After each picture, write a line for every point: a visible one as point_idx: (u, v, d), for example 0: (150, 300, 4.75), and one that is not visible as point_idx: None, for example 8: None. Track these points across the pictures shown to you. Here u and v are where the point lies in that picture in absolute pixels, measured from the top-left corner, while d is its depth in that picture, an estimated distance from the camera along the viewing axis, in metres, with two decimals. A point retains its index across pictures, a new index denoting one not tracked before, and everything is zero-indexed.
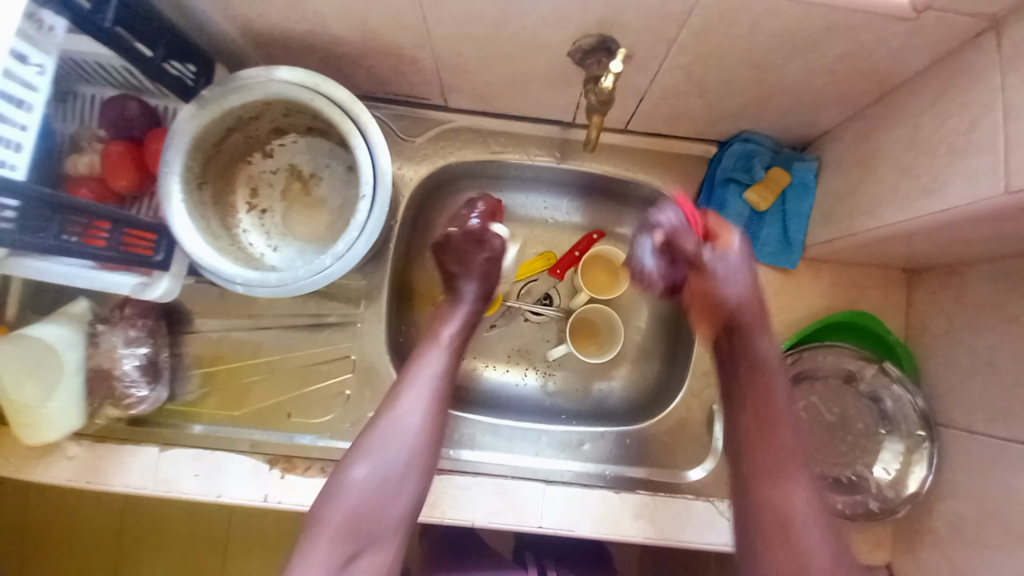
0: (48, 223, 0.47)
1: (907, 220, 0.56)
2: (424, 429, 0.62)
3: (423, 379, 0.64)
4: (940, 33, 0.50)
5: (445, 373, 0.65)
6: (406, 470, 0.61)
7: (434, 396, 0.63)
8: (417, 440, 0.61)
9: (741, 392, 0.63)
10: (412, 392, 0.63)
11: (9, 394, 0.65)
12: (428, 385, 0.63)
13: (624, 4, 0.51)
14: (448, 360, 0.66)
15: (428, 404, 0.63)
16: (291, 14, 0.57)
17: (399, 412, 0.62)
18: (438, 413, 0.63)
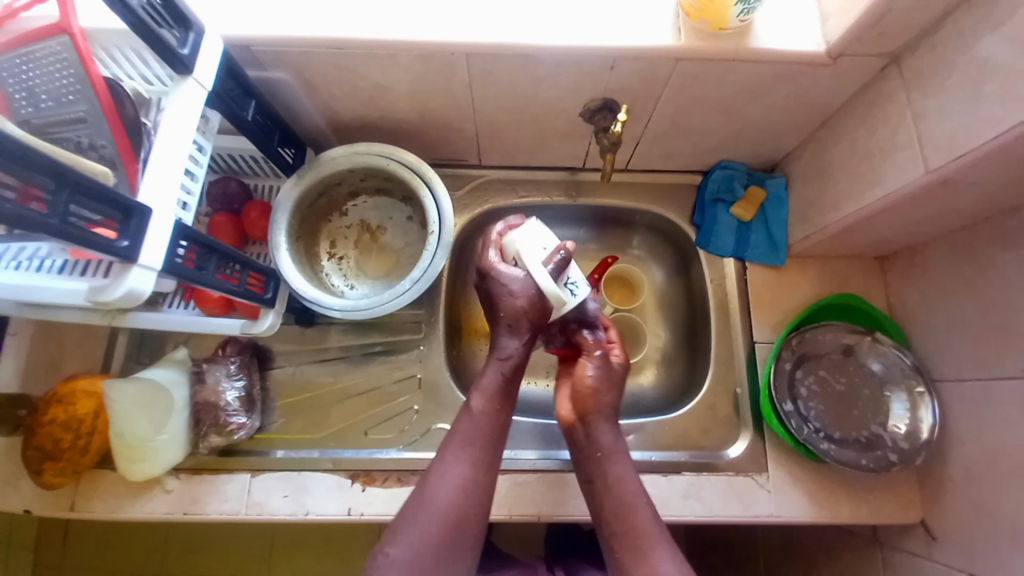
0: (206, 261, 0.60)
1: (864, 208, 0.71)
2: (482, 451, 0.66)
3: (472, 431, 0.67)
4: (856, 70, 0.68)
5: (495, 421, 0.68)
6: (460, 526, 0.62)
7: (482, 449, 0.66)
8: (465, 495, 0.63)
9: (585, 458, 0.70)
10: (462, 446, 0.66)
11: (127, 430, 0.75)
12: (476, 436, 0.67)
13: (622, 73, 0.69)
14: (498, 388, 0.69)
15: (476, 458, 0.66)
16: (373, 102, 0.76)
17: (448, 468, 0.64)
18: (489, 465, 0.66)
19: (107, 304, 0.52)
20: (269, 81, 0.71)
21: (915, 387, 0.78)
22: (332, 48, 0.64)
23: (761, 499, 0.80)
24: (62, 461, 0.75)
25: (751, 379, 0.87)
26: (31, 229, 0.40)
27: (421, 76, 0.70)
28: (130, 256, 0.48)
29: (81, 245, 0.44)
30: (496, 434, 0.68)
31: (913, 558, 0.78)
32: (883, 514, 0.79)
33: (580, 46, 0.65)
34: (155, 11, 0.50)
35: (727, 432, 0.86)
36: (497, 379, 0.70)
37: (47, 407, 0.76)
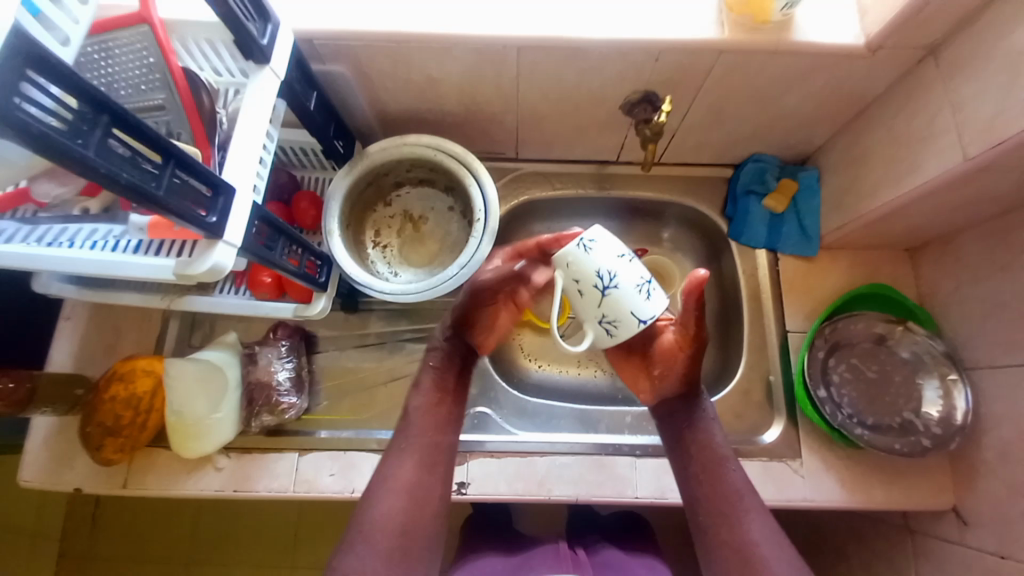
0: (276, 243, 0.66)
1: (899, 196, 0.73)
2: (428, 446, 0.66)
3: (412, 432, 0.67)
4: (894, 61, 0.70)
5: (433, 420, 0.68)
6: (413, 529, 0.61)
7: (423, 450, 0.65)
8: (414, 497, 0.62)
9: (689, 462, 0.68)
10: (403, 448, 0.66)
11: (186, 408, 0.78)
12: (415, 438, 0.66)
13: (665, 64, 0.72)
14: (434, 379, 0.71)
15: (418, 459, 0.65)
16: (423, 94, 0.79)
17: (392, 472, 0.63)
18: (434, 465, 0.65)
19: (191, 277, 0.55)
20: (328, 74, 0.75)
21: (947, 375, 0.79)
22: (392, 41, 0.68)
23: (795, 481, 0.82)
24: (121, 437, 0.78)
25: (785, 366, 0.89)
26: (139, 197, 0.43)
27: (472, 69, 0.73)
28: (217, 232, 0.51)
29: (176, 217, 0.47)
30: (438, 433, 0.67)
31: (945, 543, 0.80)
32: (916, 498, 0.80)
33: (627, 37, 0.68)
34: (244, 5, 0.53)
35: (761, 417, 0.89)
36: (431, 376, 0.71)
37: (108, 385, 0.79)
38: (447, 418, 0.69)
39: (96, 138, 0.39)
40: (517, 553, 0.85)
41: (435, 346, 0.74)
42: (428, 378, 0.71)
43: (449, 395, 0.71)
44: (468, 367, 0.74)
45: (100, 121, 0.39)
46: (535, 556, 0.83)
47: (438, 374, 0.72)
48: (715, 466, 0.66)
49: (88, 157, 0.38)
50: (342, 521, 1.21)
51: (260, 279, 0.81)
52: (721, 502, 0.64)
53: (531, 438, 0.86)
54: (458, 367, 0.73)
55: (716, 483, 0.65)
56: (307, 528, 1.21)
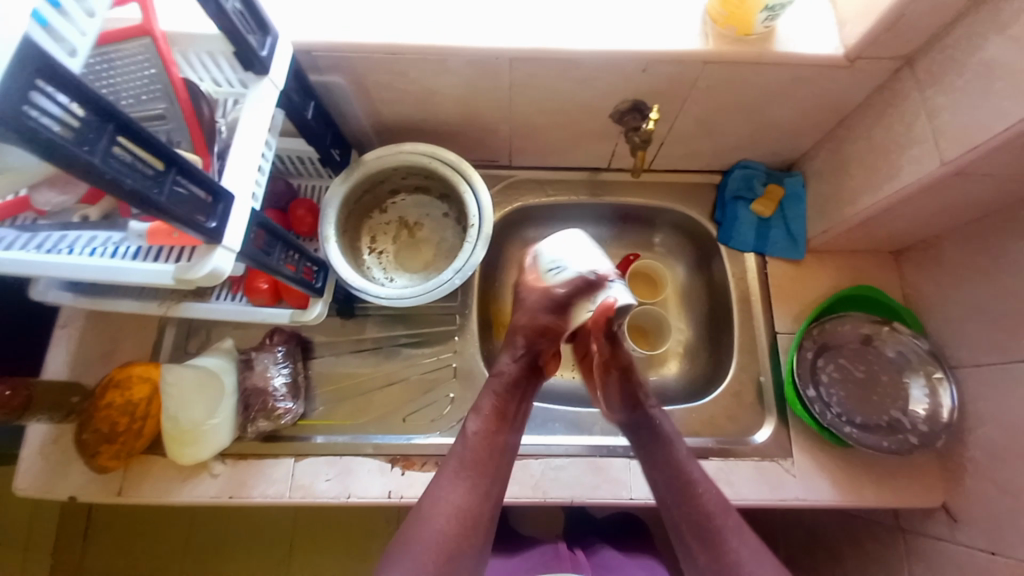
0: (273, 248, 0.66)
1: (881, 200, 0.76)
2: (479, 471, 0.68)
3: (468, 455, 0.69)
4: (873, 72, 0.73)
5: (489, 444, 0.70)
6: (458, 552, 0.63)
7: (476, 474, 0.68)
8: (463, 520, 0.64)
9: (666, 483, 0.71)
10: (455, 470, 0.68)
11: (183, 414, 0.79)
12: (471, 463, 0.68)
13: (653, 76, 0.74)
14: (493, 407, 0.72)
15: (471, 483, 0.67)
16: (419, 103, 0.81)
17: (444, 494, 0.66)
18: (486, 489, 0.67)
19: (190, 281, 0.56)
20: (325, 85, 0.77)
21: (933, 373, 0.82)
22: (389, 52, 0.70)
23: (786, 481, 0.83)
24: (118, 443, 0.78)
25: (775, 368, 0.91)
26: (142, 203, 0.44)
27: (467, 80, 0.75)
28: (215, 236, 0.52)
29: (178, 223, 0.48)
30: (493, 457, 0.69)
31: (936, 541, 0.81)
32: (906, 496, 0.82)
33: (617, 50, 0.70)
34: (245, 17, 0.55)
35: (753, 419, 0.90)
36: (492, 401, 0.73)
37: (105, 392, 0.79)
38: (504, 444, 0.71)
39: (102, 145, 0.40)
40: (516, 556, 0.86)
41: (500, 369, 0.75)
42: (489, 405, 0.72)
43: (511, 421, 0.73)
44: (530, 391, 0.76)
45: (106, 129, 0.41)
46: (534, 556, 0.85)
47: (501, 401, 0.73)
48: (693, 493, 0.70)
49: (95, 164, 0.40)
50: (339, 528, 1.21)
51: (256, 285, 0.82)
52: (731, 535, 0.67)
53: (526, 441, 0.87)
54: (525, 394, 0.75)
55: (727, 518, 0.68)
56: (302, 534, 1.20)
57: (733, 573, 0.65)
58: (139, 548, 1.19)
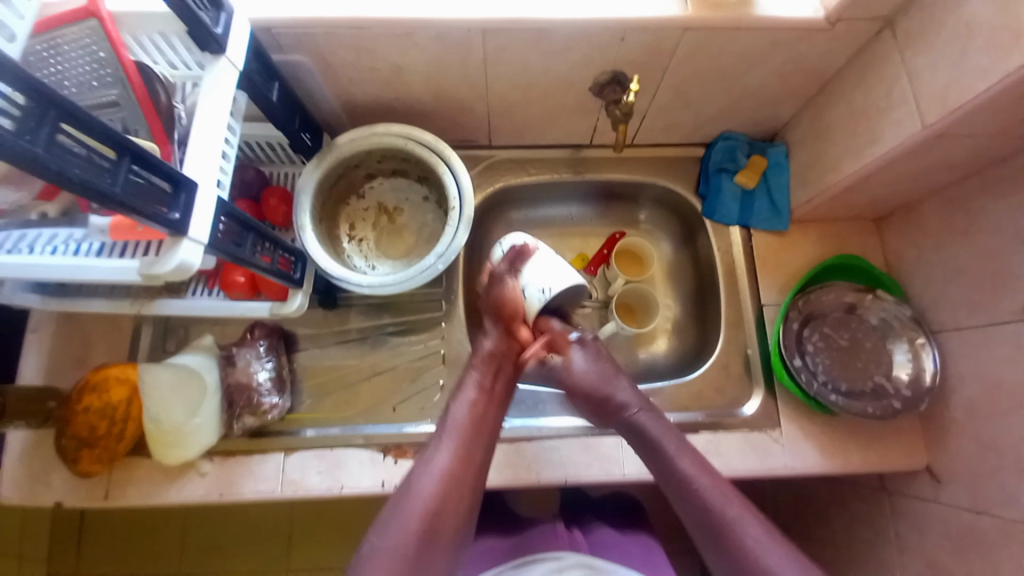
0: (245, 240, 0.64)
1: (862, 167, 0.75)
2: (466, 444, 0.67)
3: (454, 425, 0.69)
4: (852, 34, 0.71)
5: (475, 414, 0.70)
6: (443, 515, 0.62)
7: (464, 441, 0.67)
8: (449, 484, 0.64)
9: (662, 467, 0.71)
10: (443, 438, 0.68)
11: (164, 414, 0.77)
12: (457, 432, 0.68)
13: (631, 45, 0.72)
14: (480, 384, 0.72)
15: (458, 449, 0.67)
16: (391, 83, 0.78)
17: (431, 459, 0.66)
18: (472, 457, 0.67)
19: (157, 277, 0.54)
20: (289, 65, 0.73)
21: (915, 338, 0.83)
22: (354, 28, 0.67)
23: (775, 450, 0.84)
24: (98, 447, 0.76)
25: (761, 339, 0.91)
26: (96, 195, 0.42)
27: (439, 55, 0.73)
28: (180, 228, 0.50)
29: (138, 216, 0.46)
30: (479, 426, 0.69)
31: (921, 500, 0.83)
32: (891, 458, 0.83)
33: (592, 19, 0.68)
34: None
35: (742, 390, 0.90)
36: (477, 375, 0.73)
37: (80, 396, 0.77)
38: (490, 415, 0.71)
39: (45, 134, 0.38)
40: (514, 535, 0.86)
41: (481, 345, 0.76)
42: (474, 379, 0.73)
43: (497, 395, 0.73)
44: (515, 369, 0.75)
45: (47, 117, 0.38)
46: (533, 535, 0.85)
47: (486, 375, 0.73)
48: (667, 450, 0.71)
49: (38, 154, 0.37)
50: (336, 518, 1.21)
51: (233, 279, 0.79)
52: (710, 484, 0.67)
53: (519, 424, 0.87)
54: (506, 371, 0.75)
55: (703, 469, 0.68)
56: (300, 527, 1.20)
57: (720, 526, 0.64)
58: (134, 551, 1.17)
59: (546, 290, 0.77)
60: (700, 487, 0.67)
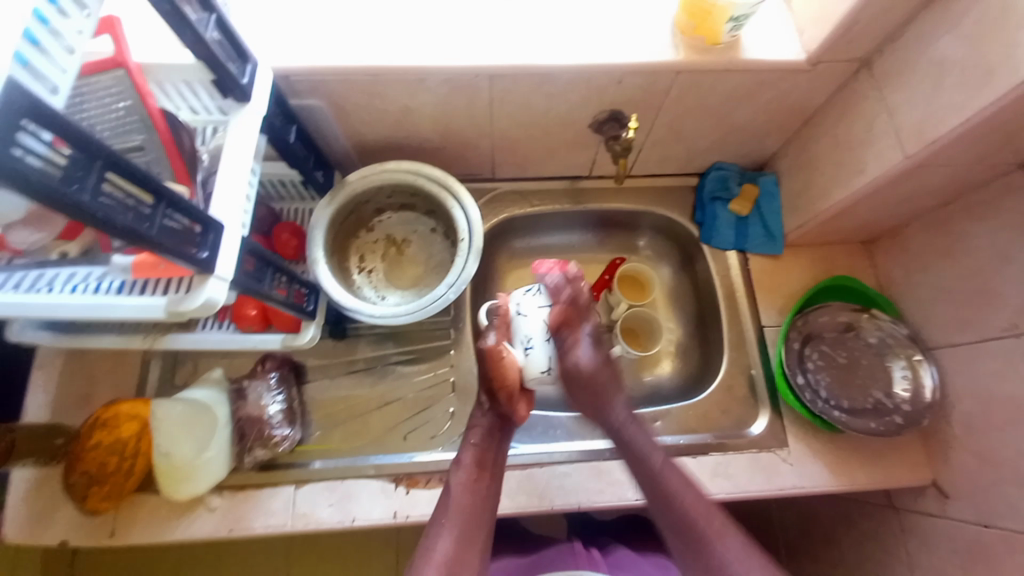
0: (265, 275, 0.67)
1: (849, 195, 0.79)
2: (462, 526, 0.68)
3: (450, 507, 0.70)
4: (833, 73, 0.77)
5: (472, 492, 0.71)
6: None
7: (462, 524, 0.68)
8: (453, 570, 0.64)
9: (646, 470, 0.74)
10: (442, 524, 0.68)
11: (172, 452, 0.77)
12: (456, 512, 0.69)
13: (628, 87, 0.77)
14: (469, 460, 0.74)
15: (457, 534, 0.67)
16: (401, 122, 0.82)
17: (432, 548, 0.66)
18: (471, 539, 0.67)
19: (184, 313, 0.56)
20: (304, 108, 0.77)
21: (912, 355, 0.85)
22: (368, 74, 0.71)
23: (781, 469, 0.86)
24: (107, 485, 0.76)
25: (763, 360, 0.93)
26: (133, 237, 0.44)
27: (448, 98, 0.77)
28: (208, 266, 0.52)
29: (167, 255, 0.48)
30: (477, 505, 0.70)
31: (928, 518, 0.84)
32: (895, 476, 0.85)
33: (591, 64, 0.72)
34: (222, 46, 0.55)
35: (748, 412, 0.92)
36: (471, 453, 0.75)
37: (91, 432, 0.77)
38: (488, 492, 0.72)
39: (91, 183, 0.40)
40: (529, 556, 0.86)
41: (476, 422, 0.79)
42: (469, 455, 0.75)
43: (490, 471, 0.74)
44: (506, 437, 0.78)
45: (94, 166, 0.40)
46: (548, 555, 0.84)
47: (479, 451, 0.76)
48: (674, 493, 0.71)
49: (84, 202, 0.39)
50: (338, 553, 1.18)
51: (245, 312, 0.81)
52: (703, 520, 0.69)
53: (531, 450, 0.87)
54: (501, 445, 0.78)
55: (694, 506, 0.70)
56: (299, 563, 1.17)
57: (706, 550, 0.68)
58: None
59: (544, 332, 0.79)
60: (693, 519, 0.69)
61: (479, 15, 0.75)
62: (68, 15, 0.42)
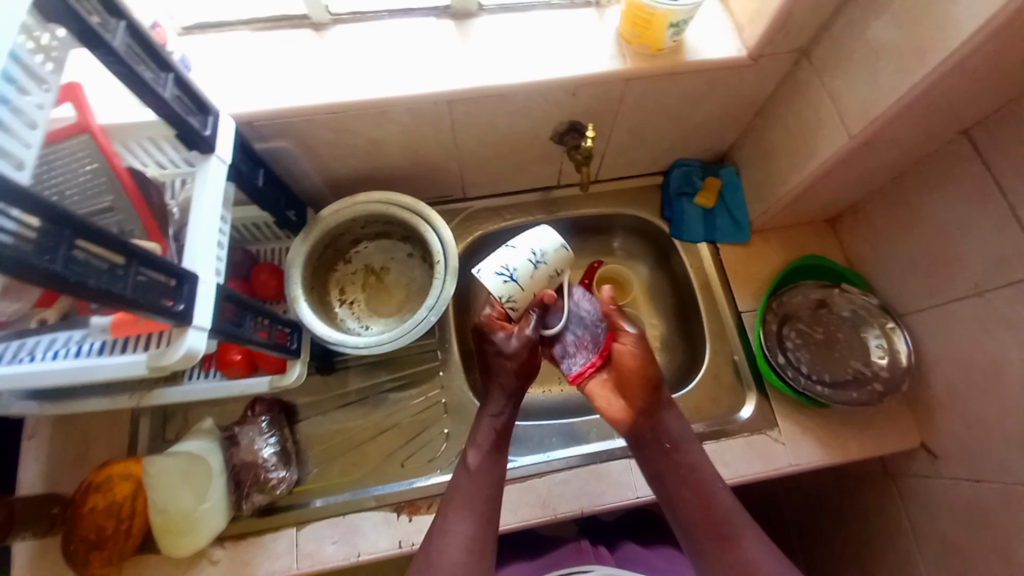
0: (245, 319, 0.67)
1: (807, 178, 0.83)
2: (476, 500, 0.69)
3: (462, 484, 0.70)
4: (776, 65, 0.80)
5: (488, 461, 0.72)
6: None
7: (475, 500, 0.69)
8: (472, 556, 0.65)
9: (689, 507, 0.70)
10: (456, 506, 0.68)
11: (169, 507, 0.76)
12: (470, 490, 0.69)
13: (584, 98, 0.80)
14: (483, 439, 0.73)
15: (474, 515, 0.68)
16: (368, 155, 0.84)
17: (449, 529, 0.67)
18: (487, 514, 0.68)
19: (164, 367, 0.56)
20: (271, 151, 0.78)
21: (886, 324, 0.88)
22: (330, 113, 0.72)
23: (776, 450, 0.87)
24: (107, 548, 0.74)
25: (746, 345, 0.96)
26: (109, 298, 0.44)
27: (411, 128, 0.79)
28: (185, 317, 0.53)
29: (144, 312, 0.48)
30: (491, 480, 0.71)
31: (924, 481, 0.86)
32: (887, 444, 0.87)
33: (545, 80, 0.75)
34: (183, 102, 0.57)
35: (738, 398, 0.94)
36: (487, 431, 0.74)
37: (84, 497, 0.76)
38: (497, 465, 0.72)
39: (63, 252, 0.41)
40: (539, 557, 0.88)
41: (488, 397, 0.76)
42: (484, 435, 0.73)
43: (503, 455, 0.73)
44: (515, 406, 0.75)
45: (64, 236, 0.41)
46: (557, 558, 0.86)
47: (493, 431, 0.73)
48: (733, 530, 0.67)
49: (58, 271, 0.40)
50: None
51: (231, 358, 0.81)
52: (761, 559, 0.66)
53: (530, 461, 0.87)
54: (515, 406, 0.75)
55: (755, 540, 0.67)
56: None
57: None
58: None
59: (534, 253, 0.70)
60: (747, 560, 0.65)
61: (432, 45, 0.77)
62: (27, 93, 0.43)
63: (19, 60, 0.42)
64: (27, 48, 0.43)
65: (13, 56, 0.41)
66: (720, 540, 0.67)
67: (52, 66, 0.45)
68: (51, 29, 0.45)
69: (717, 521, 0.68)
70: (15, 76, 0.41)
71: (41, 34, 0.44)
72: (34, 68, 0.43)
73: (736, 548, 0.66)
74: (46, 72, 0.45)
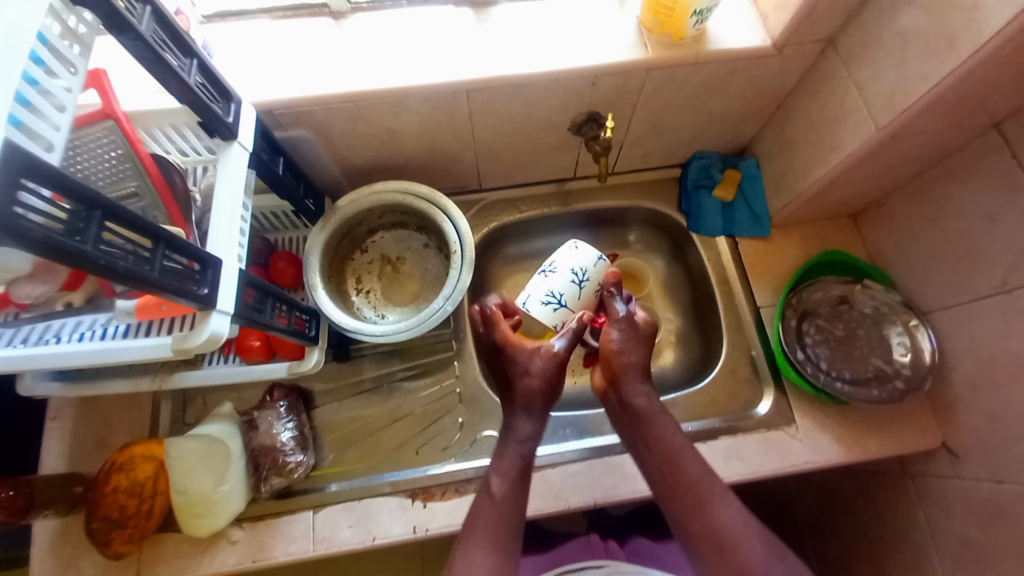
0: (265, 305, 0.68)
1: (829, 170, 0.81)
2: (500, 529, 0.67)
3: (486, 509, 0.69)
4: (800, 54, 0.78)
5: (511, 487, 0.71)
6: None
7: (497, 526, 0.67)
8: None
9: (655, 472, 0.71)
10: (478, 531, 0.66)
11: (190, 488, 0.77)
12: (492, 514, 0.68)
13: (602, 88, 0.79)
14: (507, 463, 0.73)
15: (495, 539, 0.65)
16: (385, 144, 0.84)
17: (468, 558, 0.64)
18: (507, 542, 0.66)
19: (188, 349, 0.57)
20: (290, 139, 0.79)
21: (909, 322, 0.86)
22: (348, 102, 0.73)
23: (793, 447, 0.86)
24: (128, 527, 0.76)
25: (763, 341, 0.95)
26: (136, 281, 0.45)
27: (428, 117, 0.79)
28: (210, 302, 0.54)
29: (171, 295, 0.49)
30: (514, 504, 0.69)
31: (944, 481, 0.84)
32: (906, 442, 0.85)
33: (563, 69, 0.74)
34: (206, 88, 0.57)
35: (754, 394, 0.93)
36: (510, 459, 0.73)
37: (107, 477, 0.78)
38: (521, 492, 0.71)
39: (93, 233, 0.41)
40: (551, 549, 0.88)
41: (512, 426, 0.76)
42: (507, 461, 0.73)
43: (524, 486, 0.72)
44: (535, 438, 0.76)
45: (94, 217, 0.42)
46: (569, 550, 0.86)
47: (517, 458, 0.73)
48: (704, 498, 0.66)
49: (87, 251, 0.41)
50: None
51: (249, 344, 0.82)
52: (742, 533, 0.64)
53: (543, 452, 0.88)
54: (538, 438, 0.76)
55: (732, 512, 0.65)
56: None
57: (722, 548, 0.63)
58: None
59: (576, 273, 0.83)
60: (719, 529, 0.64)
61: (450, 34, 0.77)
62: (55, 75, 0.44)
63: (48, 44, 0.43)
64: (56, 32, 0.44)
65: (42, 40, 0.42)
66: (689, 505, 0.66)
67: (79, 49, 0.46)
68: (78, 12, 0.45)
69: (685, 487, 0.68)
70: (42, 58, 0.42)
71: (68, 17, 0.45)
72: (63, 51, 0.44)
73: (707, 512, 0.65)
74: (74, 55, 0.46)
